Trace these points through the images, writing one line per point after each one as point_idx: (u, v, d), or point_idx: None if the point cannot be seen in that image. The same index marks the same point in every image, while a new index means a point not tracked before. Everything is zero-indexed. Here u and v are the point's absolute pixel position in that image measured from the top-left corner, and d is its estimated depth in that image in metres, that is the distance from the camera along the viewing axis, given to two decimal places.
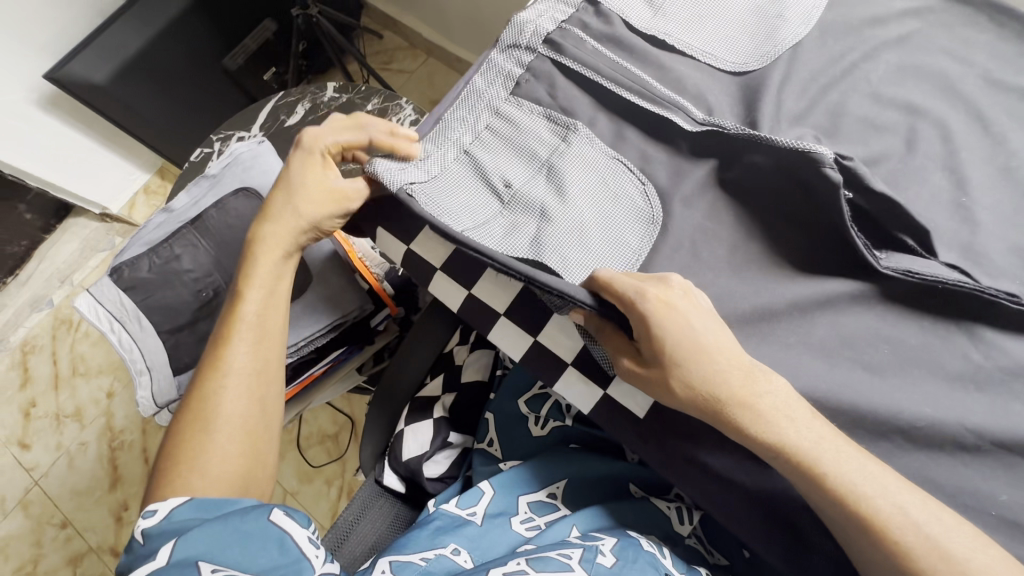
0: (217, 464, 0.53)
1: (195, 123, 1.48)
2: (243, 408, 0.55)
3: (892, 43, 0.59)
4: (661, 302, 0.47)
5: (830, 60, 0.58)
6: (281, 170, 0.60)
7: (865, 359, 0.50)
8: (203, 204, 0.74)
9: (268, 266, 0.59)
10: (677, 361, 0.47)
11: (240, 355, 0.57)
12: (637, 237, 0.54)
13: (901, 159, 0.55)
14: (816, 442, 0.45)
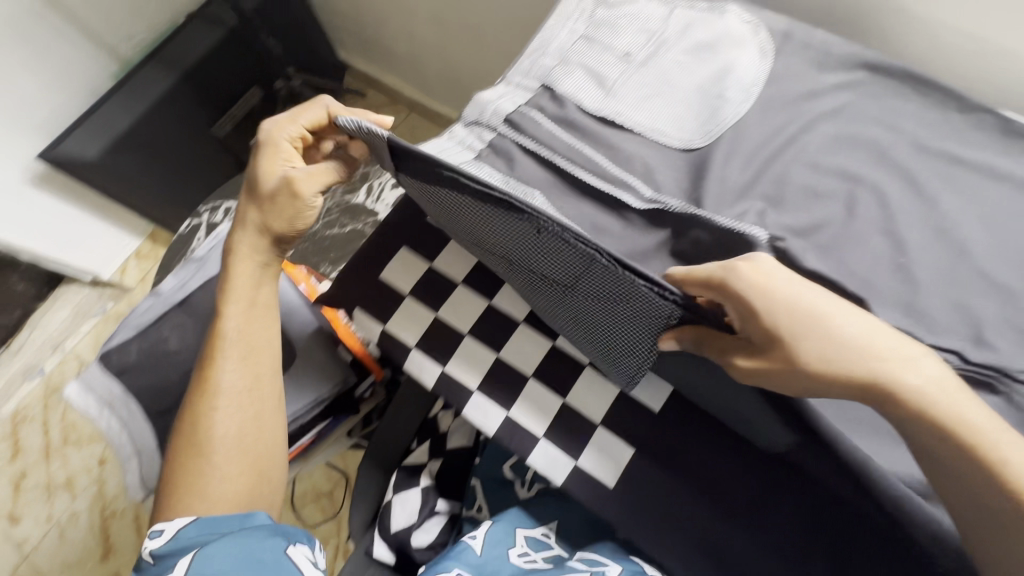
0: (219, 485, 0.59)
1: (186, 189, 1.52)
2: (237, 429, 0.62)
3: (827, 114, 0.63)
4: (755, 281, 0.48)
5: (771, 132, 0.63)
6: (256, 172, 0.63)
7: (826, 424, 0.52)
8: (190, 286, 0.76)
9: (240, 307, 0.64)
10: (821, 339, 0.46)
11: (229, 376, 0.63)
12: None
13: (843, 224, 0.59)
14: (989, 420, 0.44)
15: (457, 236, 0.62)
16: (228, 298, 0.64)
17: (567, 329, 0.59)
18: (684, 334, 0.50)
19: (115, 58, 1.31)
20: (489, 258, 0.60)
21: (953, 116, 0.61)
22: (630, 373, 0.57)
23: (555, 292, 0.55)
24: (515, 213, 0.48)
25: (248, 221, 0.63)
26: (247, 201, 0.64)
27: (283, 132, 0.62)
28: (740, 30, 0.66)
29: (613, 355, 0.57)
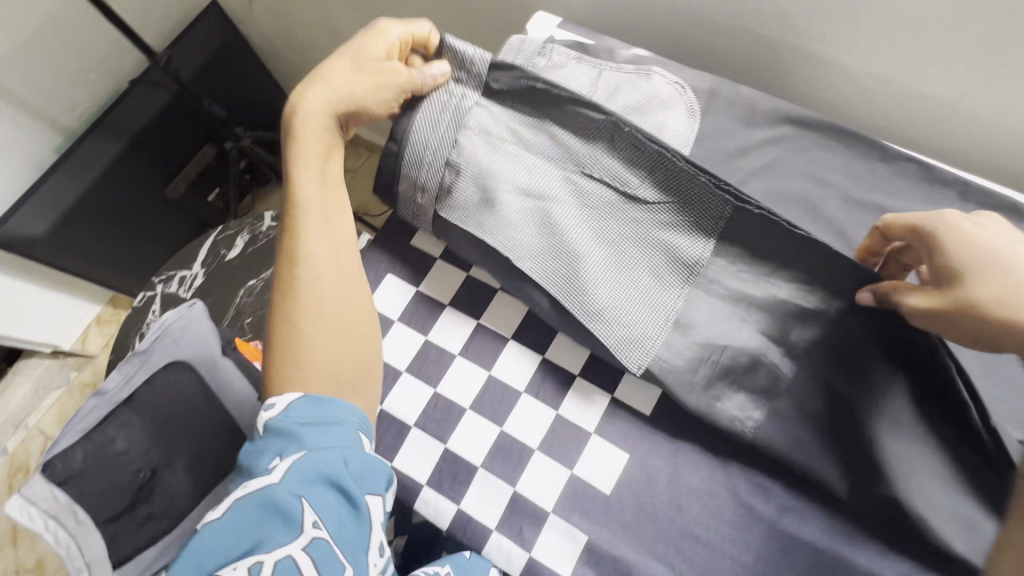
0: (318, 351, 0.54)
1: (141, 252, 1.48)
2: (327, 313, 0.55)
3: (758, 171, 0.64)
4: (944, 226, 0.46)
5: None
6: (332, 81, 0.57)
7: (773, 497, 0.52)
8: (135, 383, 0.73)
9: (310, 167, 0.57)
10: (1000, 284, 0.43)
11: (309, 204, 0.57)
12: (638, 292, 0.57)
13: None
14: None
15: (474, 218, 0.59)
16: (301, 171, 0.57)
17: (594, 290, 0.56)
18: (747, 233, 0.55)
19: (60, 132, 1.22)
20: (511, 231, 0.58)
21: (878, 166, 0.62)
22: (667, 318, 0.56)
23: (597, 236, 0.57)
24: (581, 138, 0.59)
25: (314, 130, 0.57)
26: (306, 109, 0.57)
27: (358, 44, 0.57)
28: (667, 90, 0.67)
29: (655, 303, 0.56)
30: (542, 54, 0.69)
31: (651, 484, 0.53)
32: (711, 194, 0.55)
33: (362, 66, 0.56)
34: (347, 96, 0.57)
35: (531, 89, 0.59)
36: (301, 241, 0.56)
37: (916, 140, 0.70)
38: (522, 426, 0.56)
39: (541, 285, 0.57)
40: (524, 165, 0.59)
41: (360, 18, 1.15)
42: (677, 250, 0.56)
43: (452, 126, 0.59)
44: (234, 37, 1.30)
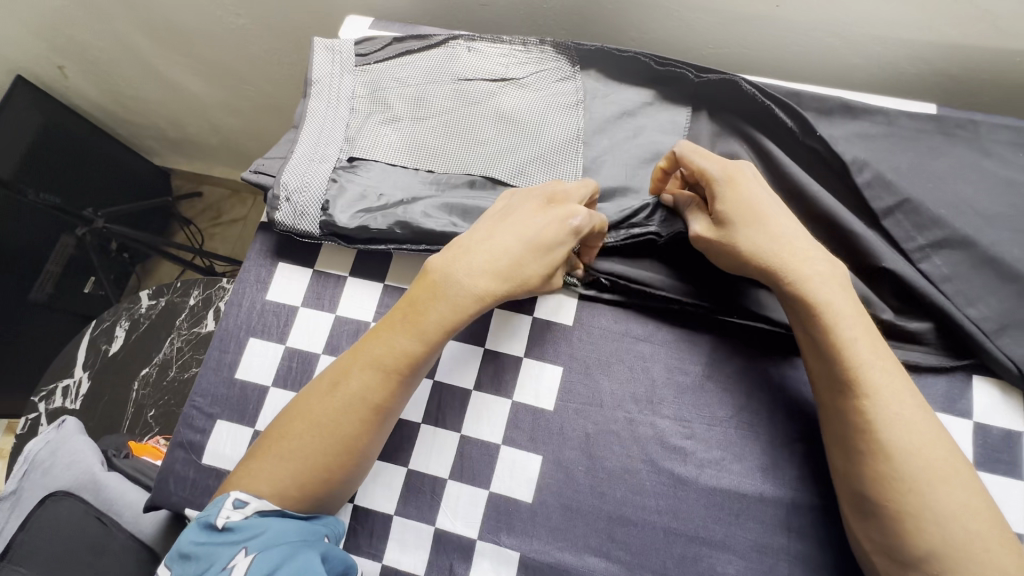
0: (291, 470, 0.46)
1: (24, 378, 1.22)
2: (345, 452, 0.47)
3: (608, 124, 0.61)
4: (730, 177, 0.49)
5: (570, 134, 0.60)
6: (511, 265, 0.47)
7: (686, 454, 0.51)
8: (8, 533, 0.67)
9: (430, 323, 0.47)
10: (760, 229, 0.47)
11: (395, 335, 0.48)
12: (546, 147, 0.60)
13: None
14: (828, 271, 0.46)
15: (383, 148, 0.60)
16: (422, 293, 0.48)
17: (512, 164, 0.59)
18: (616, 166, 0.59)
19: None
20: (420, 154, 0.60)
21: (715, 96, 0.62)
22: (575, 162, 0.59)
23: (497, 117, 0.61)
24: (445, 54, 0.65)
25: (462, 290, 0.47)
26: (463, 260, 0.48)
27: (540, 267, 0.48)
28: (501, 45, 0.64)
29: (566, 150, 0.59)
30: (368, 36, 0.66)
31: (571, 480, 0.51)
32: (571, 54, 0.63)
33: (535, 237, 0.48)
34: (521, 264, 0.47)
35: (395, 38, 0.65)
36: (356, 372, 0.48)
37: (750, 60, 0.70)
38: (428, 459, 0.53)
39: (465, 183, 0.59)
40: (408, 92, 0.63)
41: (184, 61, 1.05)
42: (566, 108, 0.61)
43: (340, 93, 0.63)
44: (56, 111, 1.16)
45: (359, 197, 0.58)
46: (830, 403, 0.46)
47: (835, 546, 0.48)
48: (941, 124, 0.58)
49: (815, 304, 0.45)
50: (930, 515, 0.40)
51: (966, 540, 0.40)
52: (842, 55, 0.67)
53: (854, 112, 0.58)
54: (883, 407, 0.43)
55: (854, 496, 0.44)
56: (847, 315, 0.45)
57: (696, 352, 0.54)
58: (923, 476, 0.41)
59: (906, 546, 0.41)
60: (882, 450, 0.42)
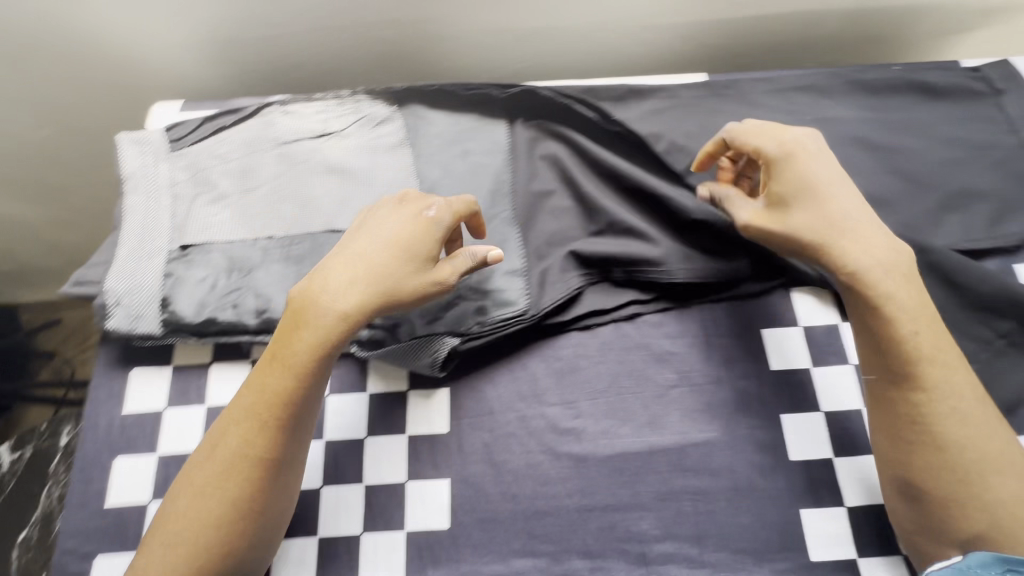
0: (176, 544, 0.44)
1: None
2: (242, 510, 0.45)
3: (435, 152, 0.64)
4: (790, 155, 0.53)
5: (401, 170, 0.63)
6: (368, 277, 0.48)
7: (579, 434, 0.54)
8: None
9: (300, 354, 0.47)
10: (816, 211, 0.51)
11: (272, 377, 0.47)
12: (381, 188, 0.62)
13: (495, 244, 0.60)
14: (886, 264, 0.50)
15: (215, 229, 0.59)
16: (291, 328, 0.48)
17: (352, 213, 0.61)
18: (451, 189, 0.62)
19: None
20: (257, 225, 0.60)
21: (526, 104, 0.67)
22: None
23: (328, 171, 0.63)
24: (260, 122, 0.65)
25: (330, 305, 0.48)
26: (320, 287, 0.48)
27: (406, 268, 0.49)
28: (315, 103, 0.66)
29: (400, 188, 0.62)
30: (179, 121, 0.66)
31: (481, 492, 0.52)
32: (384, 97, 0.66)
33: (389, 244, 0.49)
34: (387, 273, 0.49)
35: (206, 117, 0.65)
36: (236, 425, 0.47)
37: (553, 69, 0.78)
38: (337, 520, 0.52)
39: (307, 242, 0.59)
40: (231, 167, 0.62)
41: None
42: (393, 148, 0.64)
43: (158, 184, 0.61)
44: None
45: (197, 284, 0.56)
46: (884, 393, 0.49)
47: (730, 473, 0.53)
48: (714, 89, 0.67)
49: (880, 305, 0.49)
50: (979, 500, 0.46)
51: (1021, 543, 0.45)
52: (626, 48, 0.76)
53: (640, 94, 0.66)
54: (940, 396, 0.47)
55: (902, 482, 0.49)
56: (915, 321, 0.48)
57: (565, 338, 0.57)
58: (972, 465, 0.46)
59: (949, 526, 0.47)
60: (935, 439, 0.47)
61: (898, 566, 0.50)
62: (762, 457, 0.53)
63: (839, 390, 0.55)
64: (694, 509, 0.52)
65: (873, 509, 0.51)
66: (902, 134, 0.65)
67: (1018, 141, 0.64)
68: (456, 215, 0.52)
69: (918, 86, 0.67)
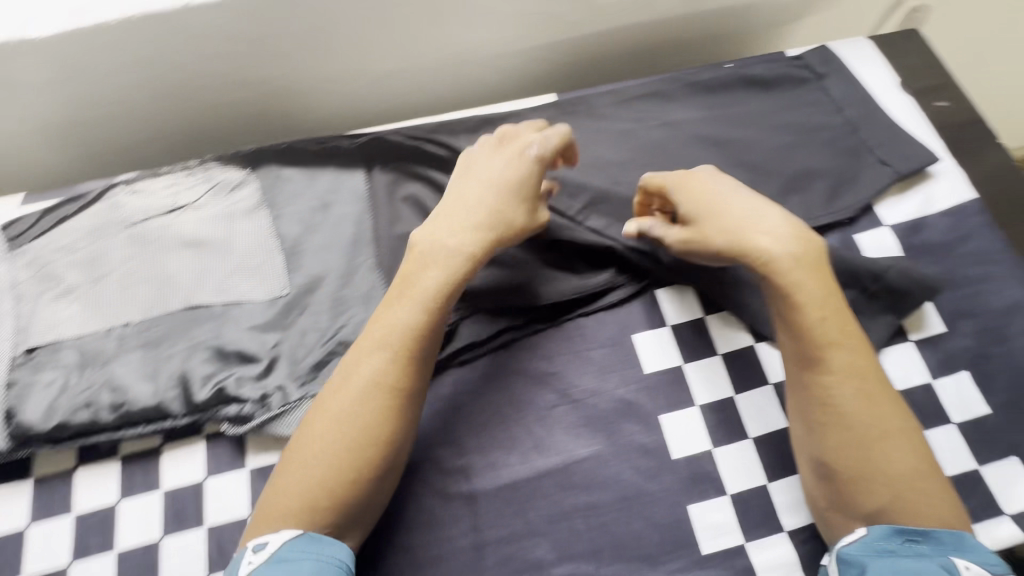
0: (301, 485, 0.47)
1: None
2: (377, 443, 0.48)
3: (294, 209, 0.63)
4: (680, 182, 0.56)
5: (260, 234, 0.62)
6: (493, 206, 0.55)
7: (467, 471, 0.54)
8: None
9: (422, 292, 0.52)
10: (722, 218, 0.53)
11: (398, 309, 0.52)
12: (240, 256, 0.61)
13: (362, 293, 0.59)
14: (794, 255, 0.50)
15: (63, 325, 0.57)
16: (419, 252, 0.54)
17: (211, 286, 0.59)
18: (314, 245, 0.62)
19: None
20: (110, 314, 0.57)
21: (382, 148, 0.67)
22: (271, 259, 0.61)
23: (183, 245, 0.61)
24: (106, 205, 0.63)
25: (451, 235, 0.54)
26: (442, 227, 0.55)
27: (519, 208, 0.56)
28: (164, 177, 0.64)
29: (260, 252, 0.61)
30: (19, 217, 0.63)
31: (375, 550, 0.52)
32: (235, 161, 0.65)
33: (504, 180, 0.56)
34: (508, 213, 0.56)
35: (46, 209, 0.62)
36: (360, 364, 0.50)
37: (415, 105, 0.79)
38: None
39: (164, 323, 0.57)
40: (78, 257, 0.60)
41: None
42: (250, 212, 0.63)
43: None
44: None
45: (46, 388, 0.54)
46: (799, 379, 0.50)
47: (617, 483, 0.54)
48: (562, 108, 0.70)
49: (788, 294, 0.49)
50: (881, 472, 0.46)
51: (917, 509, 0.45)
52: (482, 77, 0.77)
53: (493, 123, 0.68)
54: (845, 379, 0.48)
55: (817, 461, 0.49)
56: (817, 304, 0.49)
57: (443, 378, 0.57)
58: (879, 437, 0.46)
59: (859, 500, 0.46)
60: (841, 418, 0.47)
61: (786, 545, 0.52)
62: (646, 461, 0.54)
63: (710, 382, 0.57)
64: (587, 526, 0.52)
65: (753, 493, 0.53)
66: (740, 127, 0.68)
67: (844, 119, 0.68)
68: (552, 150, 0.57)
69: (748, 80, 0.71)
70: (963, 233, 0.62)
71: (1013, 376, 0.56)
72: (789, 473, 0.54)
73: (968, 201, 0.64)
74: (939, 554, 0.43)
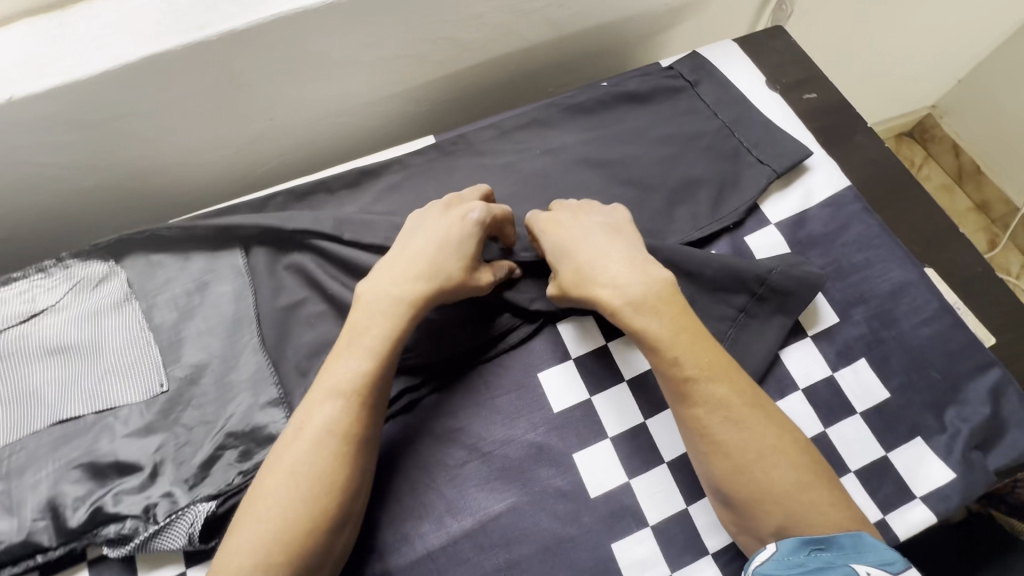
0: (253, 544, 0.44)
1: None
2: (332, 489, 0.46)
3: (166, 295, 0.60)
4: (545, 225, 0.57)
5: (129, 328, 0.58)
6: (423, 254, 0.54)
7: (379, 550, 0.51)
8: None
9: (364, 347, 0.50)
10: (574, 265, 0.54)
11: (344, 360, 0.50)
12: (109, 355, 0.56)
13: (248, 376, 0.56)
14: (639, 295, 0.52)
15: None
16: (362, 300, 0.53)
17: (78, 394, 0.55)
18: (191, 331, 0.58)
19: None
20: None
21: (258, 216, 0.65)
22: (145, 354, 0.57)
23: (44, 354, 0.56)
24: None
25: (396, 276, 0.53)
26: (384, 276, 0.54)
27: (456, 261, 0.54)
28: (17, 283, 0.59)
29: (131, 348, 0.57)
30: None
31: None
32: (95, 253, 0.60)
33: (443, 237, 0.55)
34: (441, 263, 0.54)
35: None
36: (310, 418, 0.48)
37: (297, 158, 0.76)
38: None
39: (28, 445, 0.53)
40: None
41: None
42: (118, 307, 0.59)
43: None
44: None
45: None
46: (679, 411, 0.50)
47: (536, 534, 0.52)
48: (442, 148, 0.68)
49: (645, 333, 0.51)
50: (771, 494, 0.46)
51: (811, 522, 0.45)
52: (362, 125, 0.76)
53: (371, 175, 0.66)
54: (716, 407, 0.48)
55: (715, 490, 0.49)
56: (669, 340, 0.50)
57: None
58: (754, 461, 0.47)
59: (761, 520, 0.46)
60: (722, 446, 0.47)
61: (711, 567, 0.51)
62: (563, 505, 0.53)
63: (619, 411, 0.56)
64: None
65: (673, 519, 0.52)
66: (622, 145, 0.68)
67: (720, 124, 0.69)
68: (502, 210, 0.57)
69: (624, 97, 0.71)
70: (842, 222, 0.64)
71: (904, 357, 0.58)
72: (706, 491, 0.53)
73: (841, 190, 0.66)
74: (842, 561, 0.43)
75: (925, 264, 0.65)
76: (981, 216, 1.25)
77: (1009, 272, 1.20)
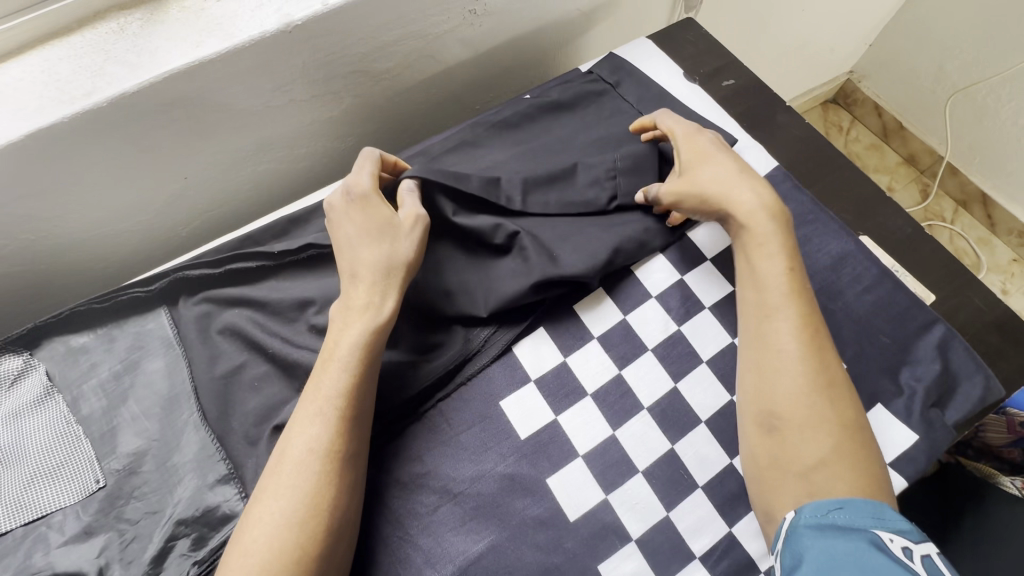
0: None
1: None
2: (317, 511, 0.44)
3: (91, 383, 0.55)
4: (685, 135, 0.61)
5: (52, 425, 0.53)
6: (367, 250, 0.52)
7: None
8: None
9: (348, 360, 0.48)
10: (710, 172, 0.57)
11: (322, 377, 0.48)
12: (31, 459, 0.51)
13: (191, 455, 0.52)
14: (754, 210, 0.54)
15: None
16: (336, 319, 0.51)
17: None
18: (123, 416, 0.54)
19: None
20: None
21: None
22: (72, 450, 0.52)
23: None
24: None
25: (351, 288, 0.51)
26: (350, 281, 0.52)
27: (392, 244, 0.53)
28: None
29: (56, 447, 0.52)
30: None
31: None
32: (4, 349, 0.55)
33: (357, 224, 0.53)
34: (391, 254, 0.52)
35: None
36: (297, 434, 0.46)
37: (222, 213, 0.73)
38: None
39: None
40: None
41: None
42: (38, 404, 0.54)
43: None
44: None
45: None
46: (755, 318, 0.52)
47: (520, 569, 0.50)
48: None
49: (750, 241, 0.54)
50: (820, 427, 0.46)
51: (851, 458, 0.46)
52: (287, 171, 0.73)
53: (301, 222, 0.64)
54: (792, 321, 0.50)
55: (766, 415, 0.48)
56: (773, 243, 0.53)
57: None
58: (810, 388, 0.47)
59: (802, 451, 0.46)
60: (790, 366, 0.48)
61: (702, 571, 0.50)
62: (544, 534, 0.51)
63: (586, 427, 0.55)
64: None
65: (657, 528, 0.51)
66: (552, 155, 0.67)
67: None
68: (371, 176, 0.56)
69: (547, 107, 0.71)
70: None
71: (854, 326, 0.58)
72: (684, 494, 0.53)
73: (771, 171, 0.67)
74: (865, 527, 0.41)
75: (859, 232, 0.67)
76: (910, 168, 1.31)
77: (943, 218, 1.26)
